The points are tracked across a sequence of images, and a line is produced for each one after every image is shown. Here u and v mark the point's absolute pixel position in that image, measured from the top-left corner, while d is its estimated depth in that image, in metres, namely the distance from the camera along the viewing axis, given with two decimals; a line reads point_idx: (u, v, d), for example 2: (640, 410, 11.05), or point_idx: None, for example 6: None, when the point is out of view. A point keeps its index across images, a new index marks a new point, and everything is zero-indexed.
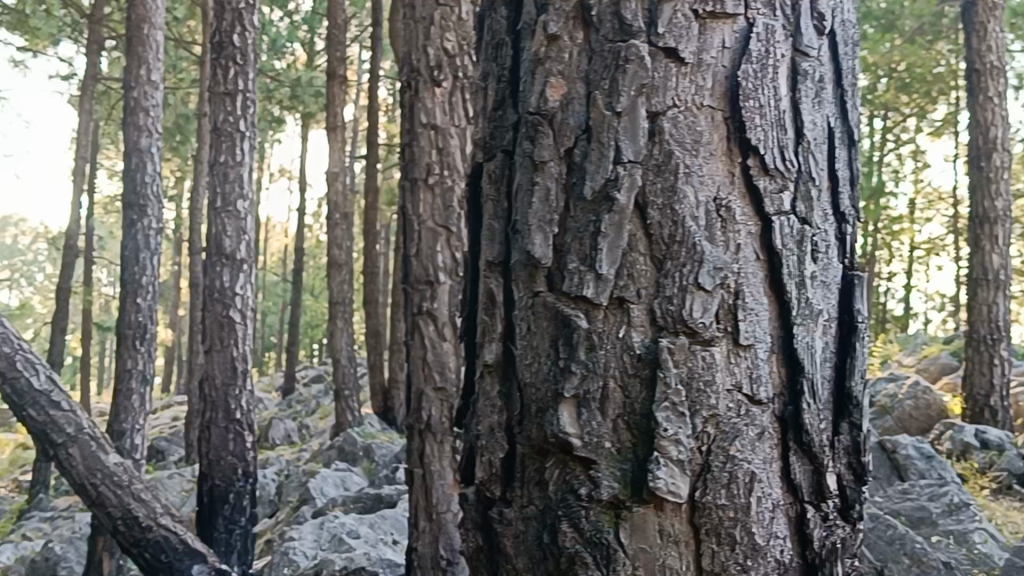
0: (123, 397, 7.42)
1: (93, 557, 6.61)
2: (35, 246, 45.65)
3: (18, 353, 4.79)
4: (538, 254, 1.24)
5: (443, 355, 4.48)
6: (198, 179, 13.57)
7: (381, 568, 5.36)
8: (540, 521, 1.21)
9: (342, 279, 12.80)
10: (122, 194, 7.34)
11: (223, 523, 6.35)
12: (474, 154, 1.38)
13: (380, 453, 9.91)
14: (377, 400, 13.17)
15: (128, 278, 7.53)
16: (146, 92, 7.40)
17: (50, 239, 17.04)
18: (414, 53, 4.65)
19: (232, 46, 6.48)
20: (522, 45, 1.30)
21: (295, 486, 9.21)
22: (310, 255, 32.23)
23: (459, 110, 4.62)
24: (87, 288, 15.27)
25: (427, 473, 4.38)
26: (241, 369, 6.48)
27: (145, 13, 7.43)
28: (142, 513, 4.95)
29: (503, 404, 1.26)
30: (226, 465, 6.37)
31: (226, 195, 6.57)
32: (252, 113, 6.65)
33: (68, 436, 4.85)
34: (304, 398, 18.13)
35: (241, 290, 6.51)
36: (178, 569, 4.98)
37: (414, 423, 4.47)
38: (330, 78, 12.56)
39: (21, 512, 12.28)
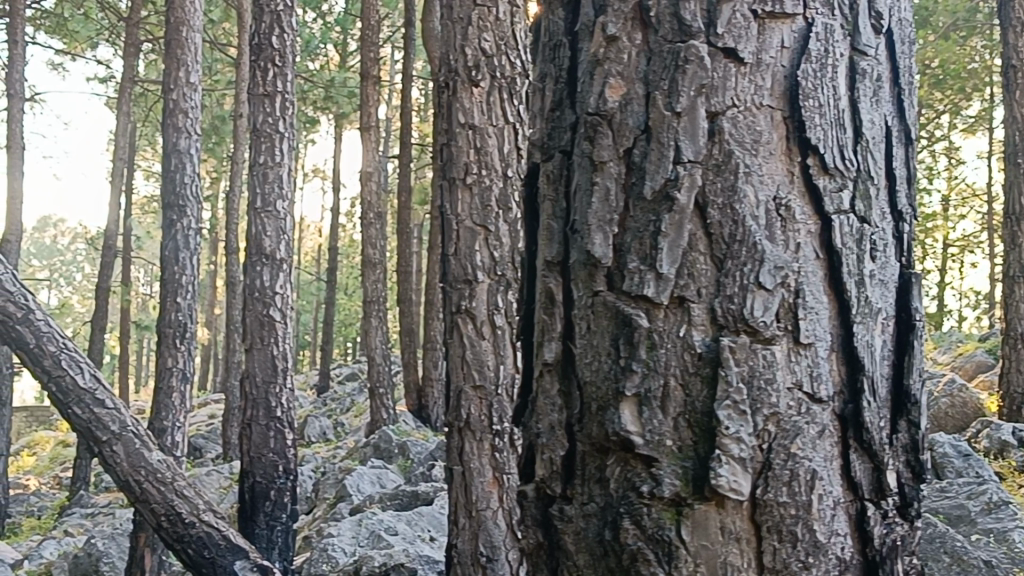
0: (164, 395, 7.46)
1: (135, 553, 6.69)
2: (73, 246, 46.34)
3: (64, 352, 5.00)
4: (598, 254, 1.25)
5: (482, 354, 4.47)
6: (235, 180, 13.69)
7: (421, 565, 5.38)
8: (601, 518, 1.22)
9: (376, 278, 12.86)
10: (161, 195, 7.48)
11: (264, 519, 6.37)
12: (532, 154, 1.39)
13: (416, 450, 9.95)
14: (411, 397, 13.23)
15: (168, 277, 7.55)
16: (185, 93, 7.44)
17: (88, 240, 17.24)
18: (451, 53, 4.54)
19: (271, 48, 6.53)
20: (580, 46, 1.32)
21: (332, 482, 9.28)
22: (344, 254, 32.47)
23: (497, 110, 4.55)
24: (126, 287, 15.48)
25: (466, 470, 4.41)
26: (281, 367, 6.56)
27: (184, 16, 7.50)
28: (185, 509, 5.12)
29: (563, 402, 1.28)
30: (267, 462, 6.41)
31: (265, 195, 6.62)
32: (292, 114, 6.70)
33: (112, 434, 5.06)
34: (339, 396, 18.28)
35: (280, 290, 6.57)
36: (222, 564, 5.15)
37: (454, 420, 4.51)
38: (364, 79, 12.65)
39: (62, 508, 12.46)
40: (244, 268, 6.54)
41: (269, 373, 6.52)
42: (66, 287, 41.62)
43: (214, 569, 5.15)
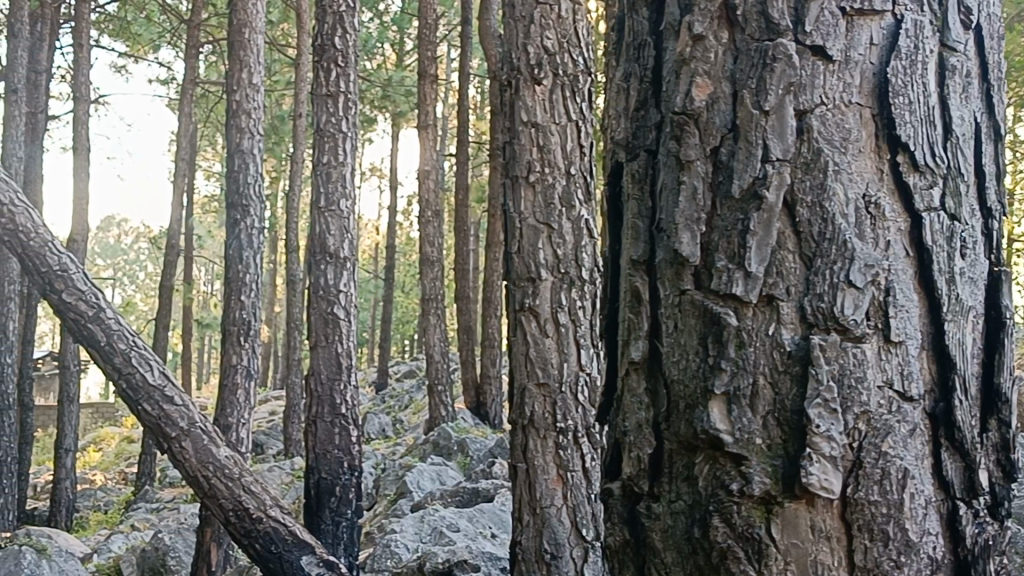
0: (229, 392, 7.58)
1: (202, 547, 6.80)
2: (136, 245, 47.16)
3: (134, 349, 5.20)
4: (685, 252, 1.26)
5: (545, 351, 4.48)
6: (294, 180, 13.82)
7: (483, 561, 5.41)
8: (689, 516, 1.23)
9: (434, 276, 12.92)
10: (225, 195, 7.59)
11: (330, 514, 6.39)
12: (618, 152, 1.41)
13: (475, 447, 10.01)
14: (469, 394, 13.27)
15: (232, 276, 7.65)
16: (248, 94, 7.54)
17: (151, 239, 17.52)
18: (514, 51, 4.55)
19: (333, 48, 6.63)
20: (665, 45, 1.33)
21: (393, 479, 9.35)
22: (402, 252, 32.67)
23: (559, 108, 4.52)
24: (188, 285, 15.72)
25: (530, 467, 4.43)
26: (345, 365, 6.62)
27: (247, 18, 7.58)
28: (252, 504, 5.22)
29: (650, 400, 1.30)
30: (331, 458, 6.45)
31: (329, 194, 6.69)
32: (355, 114, 6.76)
33: (181, 430, 5.20)
34: (398, 393, 18.41)
35: (345, 288, 6.64)
36: (288, 559, 5.21)
37: (517, 419, 4.52)
38: (421, 77, 12.73)
39: (128, 502, 12.70)
40: (308, 267, 6.61)
41: (333, 370, 6.58)
42: (131, 287, 42.37)
43: (281, 564, 5.22)
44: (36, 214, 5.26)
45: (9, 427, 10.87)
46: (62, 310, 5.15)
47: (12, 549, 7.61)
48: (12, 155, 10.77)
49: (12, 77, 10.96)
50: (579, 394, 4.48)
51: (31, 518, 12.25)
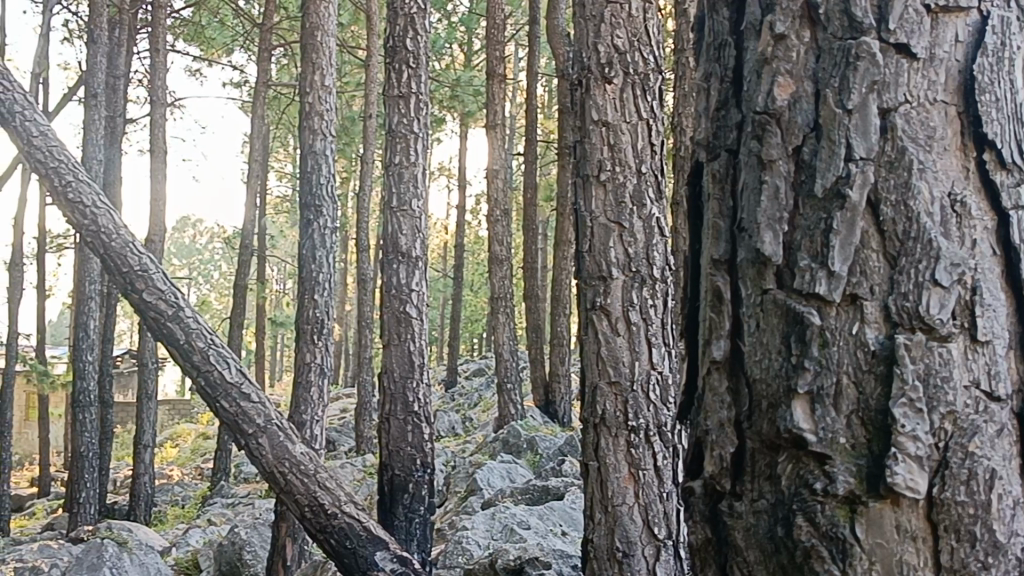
0: (303, 389, 7.71)
1: (278, 541, 6.94)
2: (211, 245, 48.12)
3: (212, 349, 5.38)
4: (768, 252, 1.26)
5: (617, 350, 4.44)
6: (364, 181, 13.96)
7: (554, 559, 5.39)
8: (772, 516, 1.23)
9: (503, 274, 12.99)
10: (299, 195, 7.71)
11: (402, 511, 6.43)
12: (702, 155, 1.41)
13: (544, 445, 10.05)
14: (539, 393, 13.30)
15: (305, 275, 7.72)
16: (320, 96, 7.64)
17: (225, 240, 17.85)
18: (585, 50, 4.55)
19: (405, 50, 6.70)
20: (746, 45, 1.33)
21: (464, 476, 9.42)
22: (471, 251, 32.88)
23: (631, 106, 4.49)
24: (262, 284, 16.00)
25: (602, 465, 4.41)
26: (418, 363, 6.68)
27: (319, 21, 7.69)
28: (327, 500, 5.30)
29: (732, 399, 1.30)
30: (405, 455, 6.48)
31: (401, 194, 6.76)
32: (426, 115, 6.82)
33: (258, 427, 5.34)
34: (468, 391, 18.53)
35: (417, 287, 6.71)
36: (363, 554, 5.26)
37: (589, 417, 4.49)
38: (489, 77, 12.84)
39: (205, 497, 12.96)
40: (381, 266, 6.69)
41: (406, 369, 6.63)
42: (207, 287, 43.19)
43: (356, 559, 5.26)
44: (117, 217, 5.50)
45: (91, 423, 11.16)
46: (144, 309, 5.38)
47: (95, 542, 7.82)
48: (92, 157, 11.06)
49: (92, 81, 11.27)
50: (650, 392, 4.45)
51: (111, 512, 12.56)
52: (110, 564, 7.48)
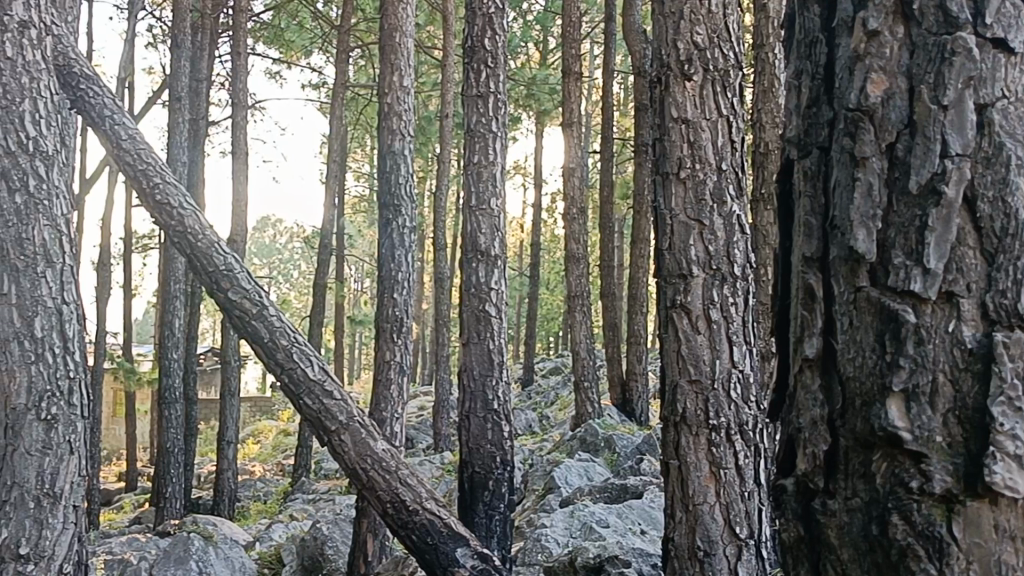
0: (384, 386, 7.81)
1: (359, 537, 7.05)
2: (291, 245, 48.89)
3: (295, 346, 5.48)
4: (861, 249, 1.25)
5: (698, 348, 4.39)
6: (441, 180, 14.06)
7: (634, 557, 5.38)
8: (866, 514, 1.22)
9: (580, 273, 12.97)
10: (378, 195, 7.80)
11: (483, 508, 6.45)
12: (793, 152, 1.41)
13: (621, 444, 10.04)
14: (616, 391, 13.27)
15: (384, 275, 7.82)
16: (398, 97, 7.74)
17: (304, 240, 18.10)
18: (664, 48, 4.51)
19: (484, 50, 6.75)
20: (839, 41, 1.33)
21: (541, 474, 9.45)
22: (547, 249, 32.95)
23: (711, 103, 4.43)
24: (340, 283, 16.23)
25: (682, 464, 4.37)
26: (497, 361, 6.71)
27: (398, 22, 7.76)
28: (409, 497, 5.37)
29: (825, 397, 1.30)
30: (485, 453, 6.52)
31: (479, 194, 6.81)
32: (505, 113, 6.85)
33: (340, 424, 5.43)
34: (543, 390, 18.58)
35: (496, 285, 6.74)
36: (443, 550, 5.31)
37: (669, 416, 4.46)
38: (565, 75, 12.86)
39: (287, 493, 13.18)
40: (461, 266, 6.76)
41: (485, 366, 6.67)
42: (287, 287, 43.91)
43: (437, 555, 5.32)
44: (203, 217, 5.64)
45: (176, 419, 11.43)
46: (229, 307, 5.49)
47: (182, 536, 8.03)
48: (177, 159, 11.31)
49: (176, 85, 11.54)
50: (732, 390, 4.39)
51: (197, 506, 12.83)
52: (197, 557, 7.66)
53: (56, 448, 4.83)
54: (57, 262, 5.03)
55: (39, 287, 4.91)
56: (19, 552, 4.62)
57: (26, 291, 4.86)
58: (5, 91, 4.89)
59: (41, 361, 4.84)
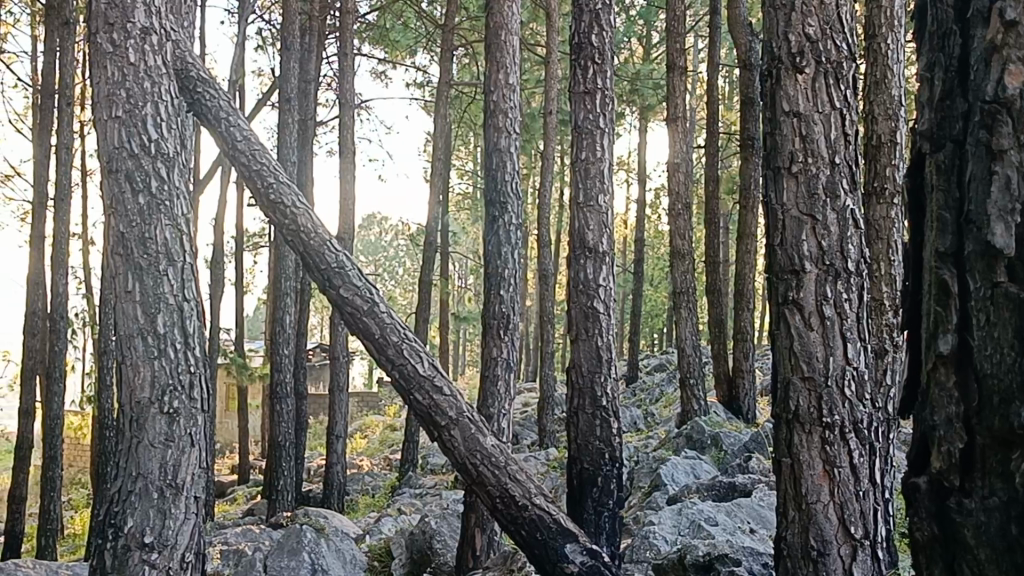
0: (490, 382, 7.85)
1: (467, 532, 7.16)
2: (397, 242, 49.58)
3: (405, 342, 5.57)
4: (999, 244, 1.21)
5: (810, 346, 4.29)
6: (546, 176, 14.09)
7: (744, 556, 5.33)
8: (1004, 514, 1.18)
9: (685, 269, 12.88)
10: (484, 193, 7.86)
11: (592, 505, 6.44)
12: (923, 146, 1.39)
13: (729, 442, 9.97)
14: (723, 388, 13.12)
15: (491, 271, 7.84)
16: (505, 94, 7.81)
17: (410, 237, 18.34)
18: (776, 40, 4.42)
19: (590, 47, 6.75)
20: (973, 33, 1.30)
21: (648, 471, 9.42)
22: (651, 245, 32.84)
23: (824, 96, 4.33)
24: (445, 279, 16.41)
25: (795, 462, 4.30)
26: (606, 357, 6.69)
27: (503, 20, 7.84)
28: (518, 492, 5.43)
29: (960, 395, 1.27)
30: (593, 449, 6.52)
31: (587, 190, 6.83)
32: (612, 109, 6.86)
33: (450, 419, 5.50)
34: (649, 387, 18.53)
35: (604, 282, 6.75)
36: (553, 546, 5.35)
37: (782, 413, 4.39)
38: (670, 70, 12.79)
39: (394, 488, 13.38)
40: (569, 262, 6.78)
41: (593, 363, 6.67)
42: (393, 285, 44.58)
43: (547, 551, 5.36)
44: (316, 216, 5.74)
45: (288, 414, 11.68)
46: (341, 304, 5.59)
47: (295, 528, 8.17)
48: (286, 159, 11.56)
49: (285, 87, 11.80)
50: (846, 388, 4.29)
51: (307, 499, 13.10)
52: (309, 548, 7.79)
53: (178, 441, 4.99)
54: (179, 261, 5.18)
55: (161, 285, 5.08)
56: (143, 541, 4.77)
57: (149, 289, 5.05)
58: (128, 96, 5.10)
59: (164, 356, 5.02)
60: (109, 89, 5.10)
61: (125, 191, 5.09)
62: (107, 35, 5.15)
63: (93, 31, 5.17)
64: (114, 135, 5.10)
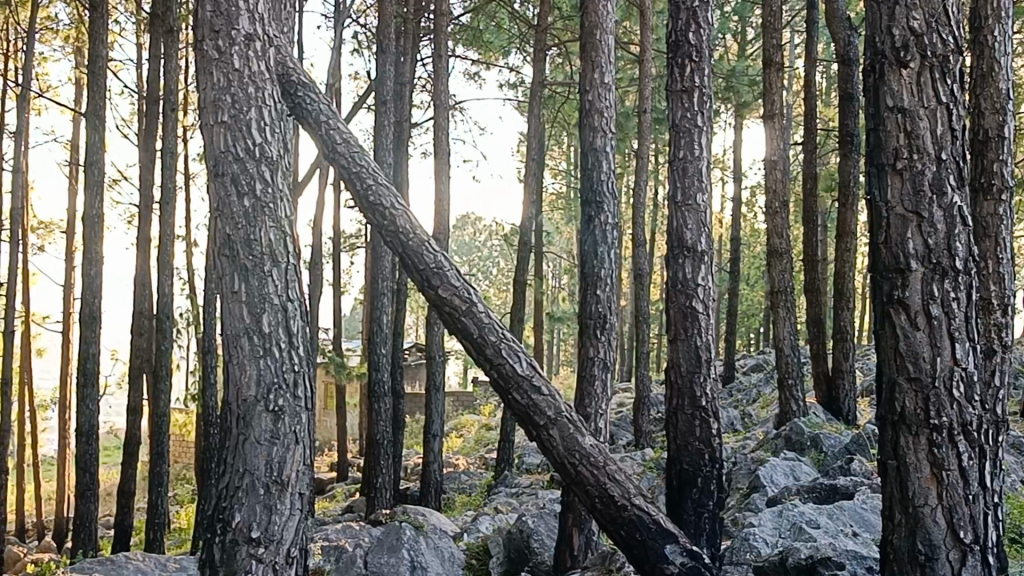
0: (588, 382, 7.83)
1: (565, 532, 7.25)
2: (490, 241, 49.89)
3: (503, 342, 5.59)
4: None
5: (917, 345, 4.18)
6: (640, 176, 14.03)
7: (848, 559, 5.23)
8: None
9: (783, 267, 12.69)
10: (581, 192, 7.86)
11: (691, 505, 6.37)
12: None
13: (829, 443, 9.81)
14: (822, 389, 12.89)
15: (588, 271, 7.83)
16: (600, 94, 7.82)
17: (504, 237, 18.43)
18: (879, 35, 4.33)
19: (688, 44, 6.70)
20: None
21: (746, 473, 9.32)
22: (747, 243, 32.48)
23: (929, 91, 4.20)
24: (539, 279, 16.47)
25: (902, 464, 4.21)
26: (705, 358, 6.64)
27: (598, 20, 7.85)
28: (618, 492, 5.43)
29: None
30: (693, 449, 6.47)
31: (685, 189, 6.79)
32: (710, 107, 6.81)
33: (549, 419, 5.53)
34: (746, 387, 18.34)
35: (703, 281, 6.70)
36: (653, 547, 5.34)
37: (888, 415, 4.29)
38: (767, 66, 12.60)
39: (490, 487, 13.48)
40: (667, 261, 6.76)
41: (693, 363, 6.62)
42: (487, 285, 44.96)
43: (647, 551, 5.35)
44: (414, 217, 5.80)
45: (385, 412, 11.81)
46: (441, 305, 5.64)
47: (394, 525, 8.27)
48: (382, 161, 11.71)
49: (381, 89, 11.93)
50: (954, 389, 4.13)
51: (405, 497, 13.24)
52: (408, 545, 7.87)
53: (283, 438, 5.10)
54: (283, 262, 5.29)
55: (266, 285, 5.20)
56: (250, 536, 4.88)
57: (254, 290, 5.17)
58: (234, 102, 5.23)
59: (269, 356, 5.14)
60: (216, 96, 5.24)
61: (231, 194, 5.22)
62: (213, 42, 5.29)
63: (200, 39, 5.32)
64: (220, 139, 5.24)
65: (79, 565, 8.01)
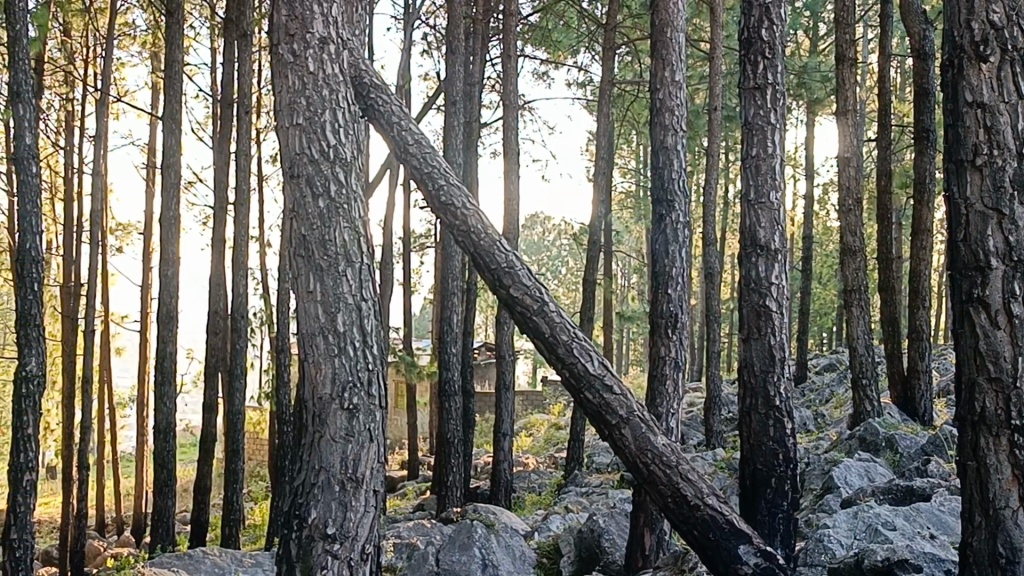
0: (659, 381, 7.81)
1: (636, 531, 7.25)
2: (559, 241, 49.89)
3: (575, 341, 5.61)
4: None
5: (997, 344, 4.09)
6: (710, 174, 13.93)
7: (925, 562, 5.15)
8: None
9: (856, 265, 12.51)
10: (652, 191, 7.84)
11: (765, 506, 6.32)
12: None
13: (904, 444, 9.65)
14: (897, 389, 12.69)
15: (659, 270, 7.80)
16: (671, 92, 7.80)
17: (574, 236, 18.44)
18: (958, 29, 4.27)
19: (761, 41, 6.66)
20: None
21: (819, 474, 9.23)
22: (820, 241, 32.07)
23: (1010, 85, 4.11)
24: (608, 279, 16.44)
25: (982, 465, 4.12)
26: (778, 357, 6.58)
27: (669, 17, 7.81)
28: (691, 492, 5.41)
29: None
30: (766, 449, 6.41)
31: (758, 187, 6.74)
32: (783, 104, 6.75)
33: (621, 418, 5.53)
34: (819, 387, 18.13)
35: (776, 280, 6.64)
36: (726, 547, 5.32)
37: (968, 414, 4.22)
38: (839, 62, 12.43)
39: (560, 485, 13.49)
40: (740, 260, 6.72)
41: (766, 362, 6.57)
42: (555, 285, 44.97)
43: (720, 551, 5.33)
44: (486, 217, 5.84)
45: (455, 411, 11.88)
46: (513, 304, 5.67)
47: (466, 523, 8.32)
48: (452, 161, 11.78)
49: (451, 90, 11.99)
50: None
51: (475, 495, 13.31)
52: (480, 543, 7.90)
53: (358, 436, 5.15)
54: (357, 262, 5.36)
55: (340, 285, 5.28)
56: (326, 532, 4.94)
57: (329, 289, 5.24)
58: (308, 104, 5.31)
59: (344, 354, 5.21)
60: (291, 98, 5.32)
61: (306, 195, 5.30)
62: (288, 46, 5.38)
63: (276, 42, 5.41)
64: (296, 141, 5.32)
65: (157, 560, 8.16)
